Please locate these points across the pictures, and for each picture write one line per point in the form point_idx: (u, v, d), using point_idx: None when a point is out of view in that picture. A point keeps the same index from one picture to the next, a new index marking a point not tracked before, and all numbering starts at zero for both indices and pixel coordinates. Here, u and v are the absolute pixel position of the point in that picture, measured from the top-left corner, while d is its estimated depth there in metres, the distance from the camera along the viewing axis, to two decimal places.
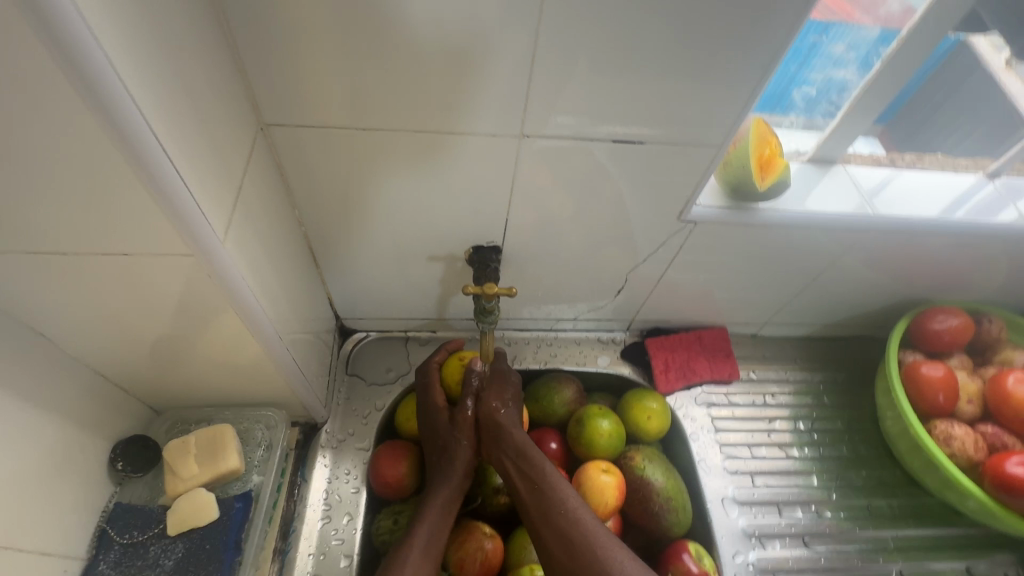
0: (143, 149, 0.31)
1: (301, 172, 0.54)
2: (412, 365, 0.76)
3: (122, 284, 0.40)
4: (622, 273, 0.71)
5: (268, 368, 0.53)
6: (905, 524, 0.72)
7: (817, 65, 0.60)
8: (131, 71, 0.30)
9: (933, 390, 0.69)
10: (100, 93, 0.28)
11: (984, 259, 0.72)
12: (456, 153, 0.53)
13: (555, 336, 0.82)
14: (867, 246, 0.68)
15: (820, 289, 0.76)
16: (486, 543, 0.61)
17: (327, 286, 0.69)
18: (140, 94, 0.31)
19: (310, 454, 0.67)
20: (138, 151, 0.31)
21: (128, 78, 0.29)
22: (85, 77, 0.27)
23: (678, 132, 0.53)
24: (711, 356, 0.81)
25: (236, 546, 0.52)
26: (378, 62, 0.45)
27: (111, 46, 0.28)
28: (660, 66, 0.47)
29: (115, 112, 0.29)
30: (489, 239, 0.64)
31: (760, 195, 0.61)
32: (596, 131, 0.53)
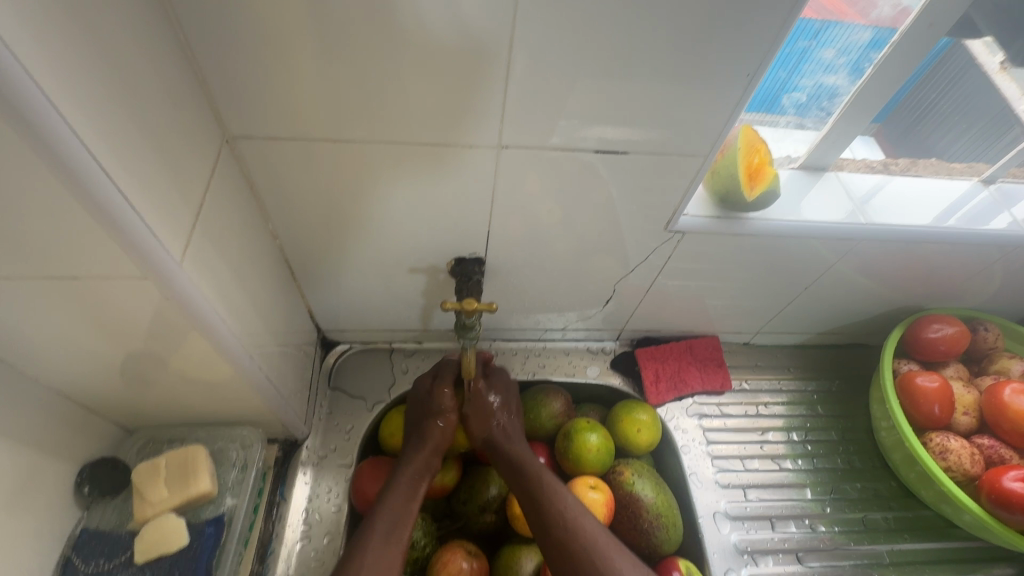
0: (81, 170, 0.29)
1: (275, 183, 0.52)
2: (396, 378, 0.74)
3: (78, 306, 0.38)
4: (610, 283, 0.70)
5: (241, 387, 0.52)
6: (901, 537, 0.70)
7: (807, 70, 0.56)
8: (62, 88, 0.28)
9: (928, 401, 0.67)
10: (24, 113, 0.26)
11: (980, 267, 0.71)
12: (433, 164, 0.52)
13: (544, 346, 0.80)
14: (861, 254, 0.66)
15: (813, 298, 0.74)
16: (470, 563, 0.59)
17: (307, 298, 0.67)
18: (71, 111, 0.28)
19: (289, 472, 0.64)
20: (75, 173, 0.29)
21: (54, 94, 0.27)
22: (14, 97, 0.25)
23: (662, 141, 0.52)
24: (703, 366, 0.79)
25: (207, 572, 0.50)
26: (351, 72, 0.44)
27: (32, 61, 0.26)
28: (643, 74, 0.46)
29: (49, 136, 0.27)
30: (472, 250, 0.62)
31: (749, 204, 0.59)
32: (578, 140, 0.51)
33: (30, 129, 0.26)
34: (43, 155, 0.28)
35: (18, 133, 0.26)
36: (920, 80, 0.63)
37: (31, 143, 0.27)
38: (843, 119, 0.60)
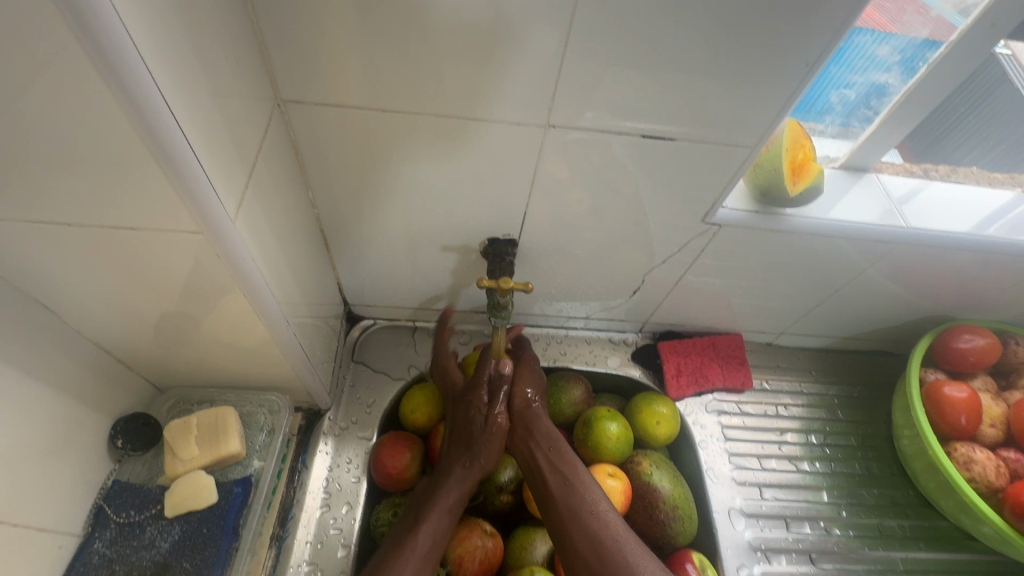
0: (155, 118, 0.30)
1: (316, 153, 0.52)
2: (419, 356, 0.75)
3: (126, 259, 0.39)
4: (637, 275, 0.69)
5: (273, 352, 0.52)
6: (916, 546, 0.69)
7: (857, 66, 0.56)
8: (146, 37, 0.28)
9: (955, 411, 0.66)
10: (111, 58, 0.27)
11: (1014, 279, 0.69)
12: (474, 141, 0.51)
13: (566, 334, 0.80)
14: (896, 258, 0.65)
15: (842, 301, 0.73)
16: (486, 541, 0.60)
17: (337, 271, 0.67)
18: (153, 57, 0.29)
19: (311, 441, 0.65)
20: (149, 120, 0.30)
21: (141, 41, 0.28)
22: (100, 38, 0.26)
23: (709, 131, 0.51)
24: (725, 363, 0.78)
25: (233, 531, 0.50)
26: (403, 43, 0.44)
27: (125, 8, 0.26)
28: (697, 61, 0.45)
29: (128, 80, 0.28)
30: (505, 232, 0.62)
31: (790, 199, 0.58)
32: (621, 126, 0.50)
33: (112, 71, 0.27)
34: (118, 99, 0.28)
35: (99, 72, 0.27)
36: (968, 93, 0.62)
37: (109, 85, 0.28)
38: (889, 120, 0.58)
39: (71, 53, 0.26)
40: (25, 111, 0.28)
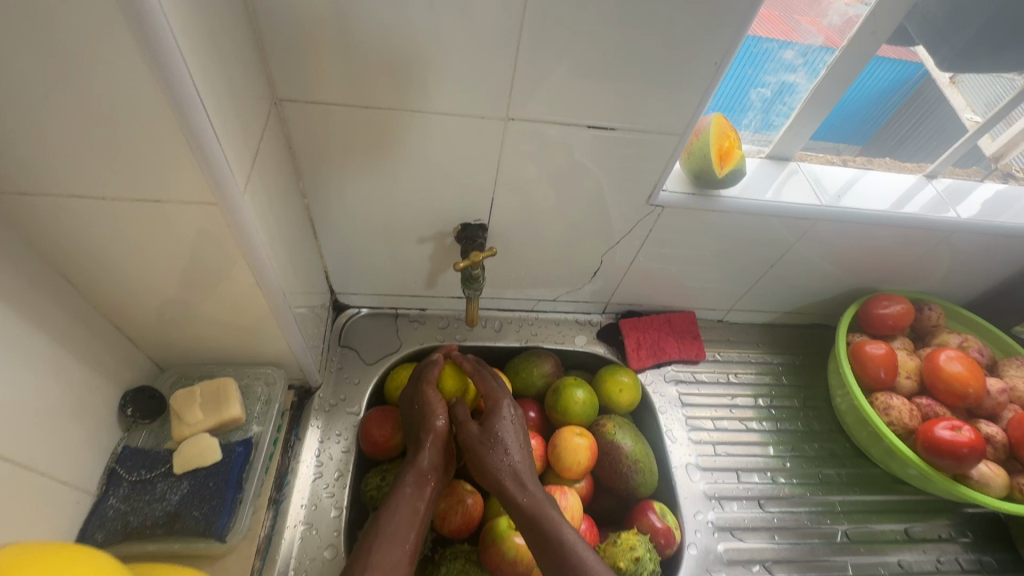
0: (187, 99, 0.36)
1: (307, 148, 0.59)
2: (401, 340, 0.82)
3: (146, 232, 0.45)
4: (597, 258, 0.77)
5: (270, 327, 0.58)
6: (852, 490, 0.78)
7: (770, 68, 0.65)
8: (184, 31, 0.34)
9: (874, 366, 0.74)
10: (155, 45, 0.33)
11: (923, 251, 0.80)
12: (446, 133, 0.58)
13: (536, 317, 0.88)
14: (819, 234, 0.75)
15: (778, 277, 0.83)
16: (467, 498, 0.65)
17: (324, 260, 0.73)
18: (187, 48, 0.35)
19: (304, 415, 0.71)
20: (182, 100, 0.36)
21: (178, 33, 0.34)
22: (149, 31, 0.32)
23: (648, 122, 0.59)
24: (680, 337, 0.87)
25: (237, 485, 0.54)
26: (381, 46, 0.50)
27: (169, 7, 0.33)
28: (633, 61, 0.53)
29: (169, 68, 0.34)
30: (477, 218, 0.69)
31: (720, 181, 0.66)
32: (573, 119, 0.58)
33: (157, 60, 0.33)
34: (158, 82, 0.34)
35: (144, 57, 0.33)
36: (882, 90, 0.73)
37: (152, 69, 0.34)
38: (803, 114, 0.68)
39: (124, 42, 0.32)
40: (83, 92, 0.34)
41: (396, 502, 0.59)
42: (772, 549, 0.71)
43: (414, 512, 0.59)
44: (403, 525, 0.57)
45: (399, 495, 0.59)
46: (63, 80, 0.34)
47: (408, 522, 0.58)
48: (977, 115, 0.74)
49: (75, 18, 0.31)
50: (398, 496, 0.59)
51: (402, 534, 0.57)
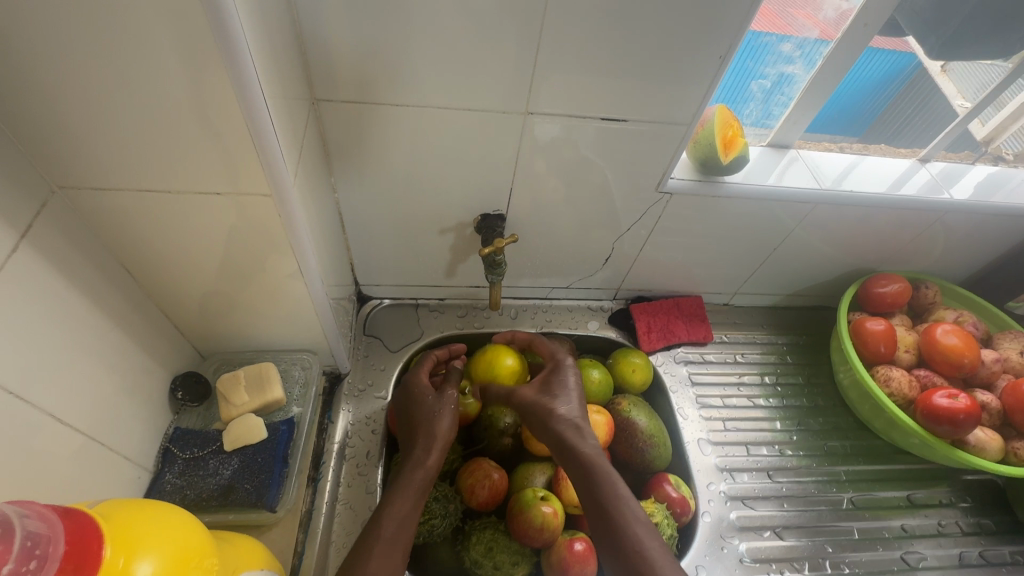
0: (254, 98, 0.40)
1: (337, 146, 0.62)
2: (422, 329, 0.86)
3: (203, 223, 0.49)
4: (608, 245, 0.81)
5: (307, 315, 0.61)
6: (857, 460, 0.82)
7: (769, 60, 0.69)
8: (251, 37, 0.38)
9: (875, 341, 0.78)
10: (233, 50, 0.37)
11: (918, 232, 0.83)
12: (467, 130, 0.61)
13: (550, 304, 0.91)
14: (819, 217, 0.79)
15: (781, 260, 0.87)
16: (493, 474, 0.69)
17: (350, 253, 0.77)
18: (255, 52, 0.39)
19: (335, 400, 0.75)
20: (249, 99, 0.40)
21: (249, 38, 0.38)
22: (224, 37, 0.36)
23: (659, 114, 0.62)
24: (688, 320, 0.91)
25: (283, 460, 0.58)
26: (408, 48, 0.53)
27: (242, 15, 0.37)
28: (647, 56, 0.56)
29: (241, 70, 0.38)
30: (496, 208, 0.72)
31: (724, 167, 0.68)
32: (589, 112, 0.61)
33: (229, 63, 0.37)
34: (231, 83, 0.38)
35: (220, 61, 0.37)
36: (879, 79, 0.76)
37: (227, 71, 0.38)
38: (802, 102, 0.72)
39: (204, 48, 0.36)
40: (161, 93, 0.38)
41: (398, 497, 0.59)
42: (782, 516, 0.75)
43: (413, 510, 0.59)
44: (403, 519, 0.58)
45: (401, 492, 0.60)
46: (146, 82, 0.38)
47: (407, 519, 0.58)
48: (967, 101, 0.77)
49: (159, 27, 0.35)
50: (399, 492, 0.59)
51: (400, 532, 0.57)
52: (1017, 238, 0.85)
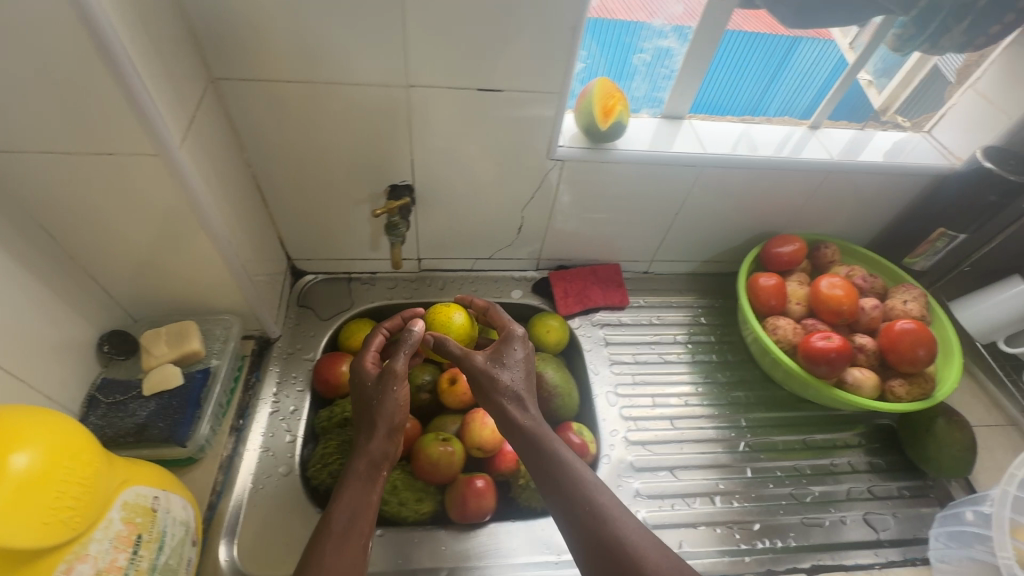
0: (119, 62, 0.45)
1: (245, 123, 0.68)
2: (353, 299, 0.92)
3: (104, 184, 0.55)
4: (518, 215, 0.87)
5: (219, 276, 0.68)
6: (758, 408, 0.87)
7: (644, 37, 0.76)
8: (112, 10, 0.44)
9: (766, 295, 0.84)
10: (92, 19, 0.42)
11: (812, 195, 0.89)
12: (360, 104, 0.68)
13: (476, 275, 0.98)
14: (712, 181, 0.84)
15: (687, 225, 0.93)
16: (404, 422, 0.75)
17: (277, 228, 0.84)
18: (119, 23, 0.45)
19: (264, 361, 0.81)
20: (115, 63, 0.45)
21: (110, 9, 0.44)
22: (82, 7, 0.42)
23: (532, 83, 0.67)
24: (605, 286, 0.96)
25: (196, 403, 0.65)
26: (288, 27, 0.59)
27: None
28: (506, 28, 0.61)
29: (103, 37, 0.44)
30: (403, 179, 0.78)
31: (604, 134, 0.75)
32: (467, 83, 0.66)
33: (92, 31, 0.43)
34: (97, 49, 0.44)
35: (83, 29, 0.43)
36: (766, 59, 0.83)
37: (90, 38, 0.43)
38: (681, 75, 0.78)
39: (66, 16, 0.42)
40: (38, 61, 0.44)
41: (348, 488, 0.59)
42: (680, 458, 0.80)
43: (366, 501, 0.59)
44: (353, 510, 0.58)
45: (350, 484, 0.60)
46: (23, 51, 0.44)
47: (362, 512, 0.58)
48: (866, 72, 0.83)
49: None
50: (348, 483, 0.60)
51: (353, 527, 0.57)
52: (905, 197, 0.90)
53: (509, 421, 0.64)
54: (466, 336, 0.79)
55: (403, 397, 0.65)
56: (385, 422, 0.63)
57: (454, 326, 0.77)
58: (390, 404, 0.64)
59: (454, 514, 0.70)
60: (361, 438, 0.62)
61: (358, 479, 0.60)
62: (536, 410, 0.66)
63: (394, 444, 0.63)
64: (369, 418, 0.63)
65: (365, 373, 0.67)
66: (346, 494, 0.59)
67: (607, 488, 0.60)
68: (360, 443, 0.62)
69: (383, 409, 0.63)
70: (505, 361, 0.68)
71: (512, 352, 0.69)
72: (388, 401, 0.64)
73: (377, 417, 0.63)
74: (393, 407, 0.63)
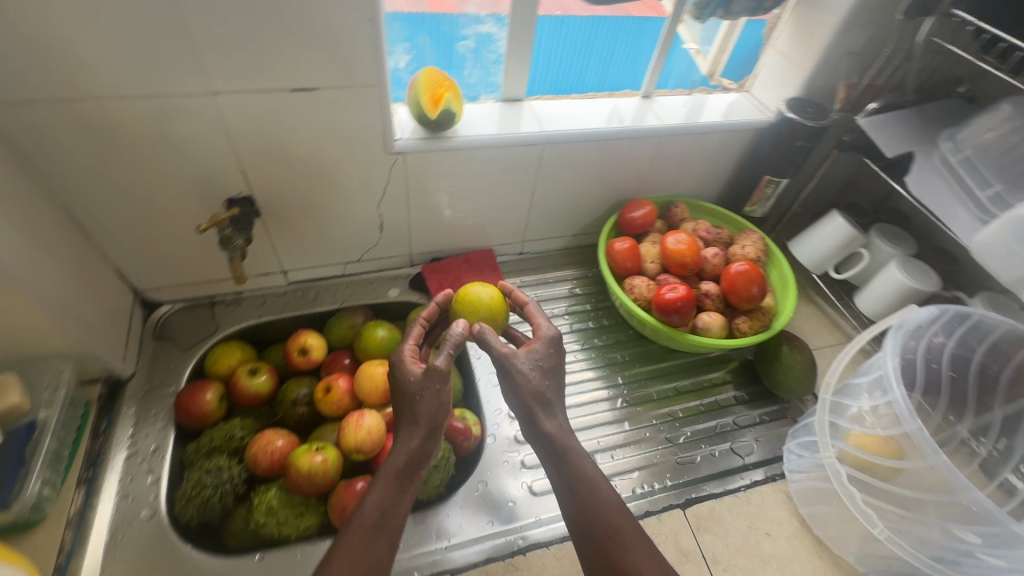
0: None
1: (36, 151, 0.63)
2: (217, 324, 0.88)
3: None
4: (375, 213, 0.86)
5: (28, 319, 0.62)
6: (633, 365, 0.92)
7: (463, 24, 0.78)
8: None
9: (622, 259, 0.89)
10: None
11: (653, 160, 0.95)
12: (165, 117, 0.64)
13: (351, 279, 0.97)
14: (556, 157, 0.88)
15: (546, 203, 0.96)
16: (277, 440, 0.73)
17: (111, 261, 0.78)
18: None
19: (115, 404, 0.76)
20: None
21: None
22: None
23: (345, 78, 0.67)
24: (480, 272, 0.98)
25: (20, 460, 0.62)
26: (53, 42, 0.55)
27: None
28: (299, 24, 0.60)
29: None
30: (238, 191, 0.75)
31: (435, 122, 0.76)
32: (276, 85, 0.65)
33: None
34: None
35: None
36: (587, 37, 0.86)
37: None
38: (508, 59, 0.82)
39: None
40: None
41: (382, 486, 0.58)
42: None
43: (397, 501, 0.58)
44: (378, 514, 0.57)
45: (384, 480, 0.59)
46: None
47: (388, 511, 0.57)
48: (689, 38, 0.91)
49: None
50: (382, 480, 0.59)
51: (374, 534, 0.56)
52: (735, 151, 0.98)
53: (535, 427, 0.63)
54: (496, 319, 0.74)
55: (449, 394, 0.63)
56: (424, 421, 0.61)
57: (483, 304, 0.72)
58: (430, 400, 0.61)
59: (336, 521, 0.69)
60: (404, 432, 0.61)
61: (392, 482, 0.59)
62: (561, 415, 0.65)
63: (435, 438, 0.62)
64: (411, 414, 0.61)
65: (408, 363, 0.64)
66: (381, 499, 0.58)
67: (629, 513, 0.60)
68: (403, 438, 0.61)
69: (424, 406, 0.61)
70: (536, 363, 0.65)
71: (546, 355, 0.66)
72: (428, 396, 0.61)
73: (410, 406, 0.62)
74: (431, 405, 0.61)
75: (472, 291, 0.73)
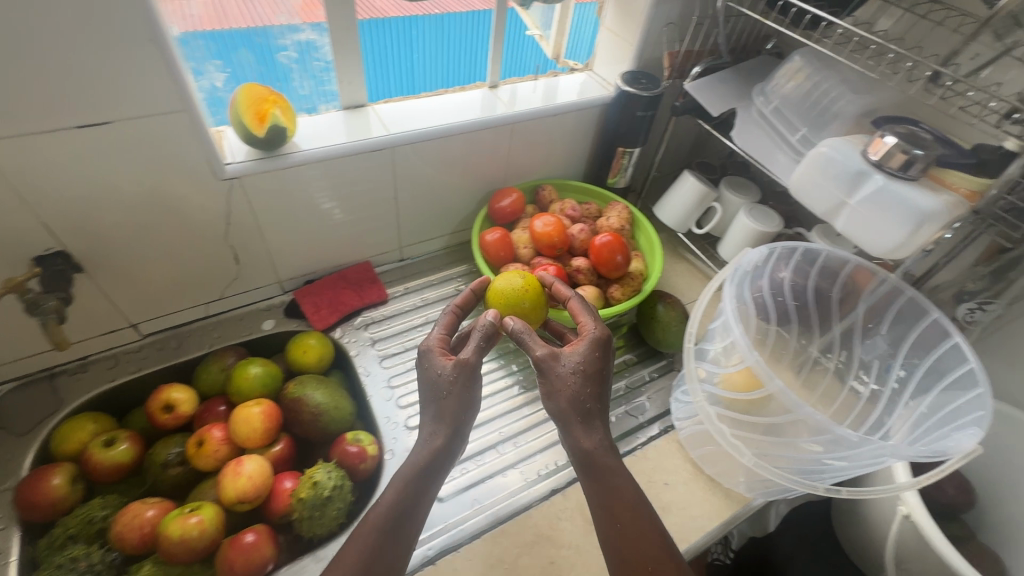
0: None
1: None
2: (61, 397, 0.78)
3: None
4: (225, 245, 0.80)
5: None
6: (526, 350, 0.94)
7: (276, 34, 0.75)
8: None
9: (495, 249, 0.89)
10: None
11: (512, 149, 0.96)
12: None
13: (218, 319, 0.90)
14: (411, 159, 0.86)
15: (414, 206, 0.94)
16: (147, 511, 0.66)
17: None
18: None
19: None
20: None
21: None
22: None
23: (143, 105, 0.61)
24: (359, 286, 0.95)
25: None
26: None
27: None
28: (64, 51, 0.54)
29: None
30: (45, 246, 0.66)
31: (265, 140, 0.71)
32: (57, 122, 0.58)
33: None
34: None
35: None
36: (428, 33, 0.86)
37: None
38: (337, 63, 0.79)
39: None
40: None
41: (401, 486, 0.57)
42: None
43: (415, 503, 0.57)
44: (377, 537, 0.55)
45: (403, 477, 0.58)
46: None
47: (399, 513, 0.56)
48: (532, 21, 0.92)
49: None
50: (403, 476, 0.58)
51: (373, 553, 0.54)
52: (589, 128, 1.01)
53: (567, 432, 0.60)
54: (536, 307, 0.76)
55: (477, 394, 0.62)
56: (447, 420, 0.60)
57: (517, 292, 0.74)
58: (453, 390, 0.60)
59: None
60: (426, 426, 0.60)
61: (411, 488, 0.57)
62: (601, 431, 0.60)
63: (459, 434, 0.61)
64: (435, 411, 0.60)
65: (436, 351, 0.64)
66: (395, 501, 0.57)
67: (653, 513, 0.58)
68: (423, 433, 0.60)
69: (450, 400, 0.60)
70: (578, 365, 0.61)
71: (590, 357, 0.62)
72: (454, 384, 0.60)
73: (431, 392, 0.61)
74: (459, 395, 0.60)
75: (503, 284, 0.76)
